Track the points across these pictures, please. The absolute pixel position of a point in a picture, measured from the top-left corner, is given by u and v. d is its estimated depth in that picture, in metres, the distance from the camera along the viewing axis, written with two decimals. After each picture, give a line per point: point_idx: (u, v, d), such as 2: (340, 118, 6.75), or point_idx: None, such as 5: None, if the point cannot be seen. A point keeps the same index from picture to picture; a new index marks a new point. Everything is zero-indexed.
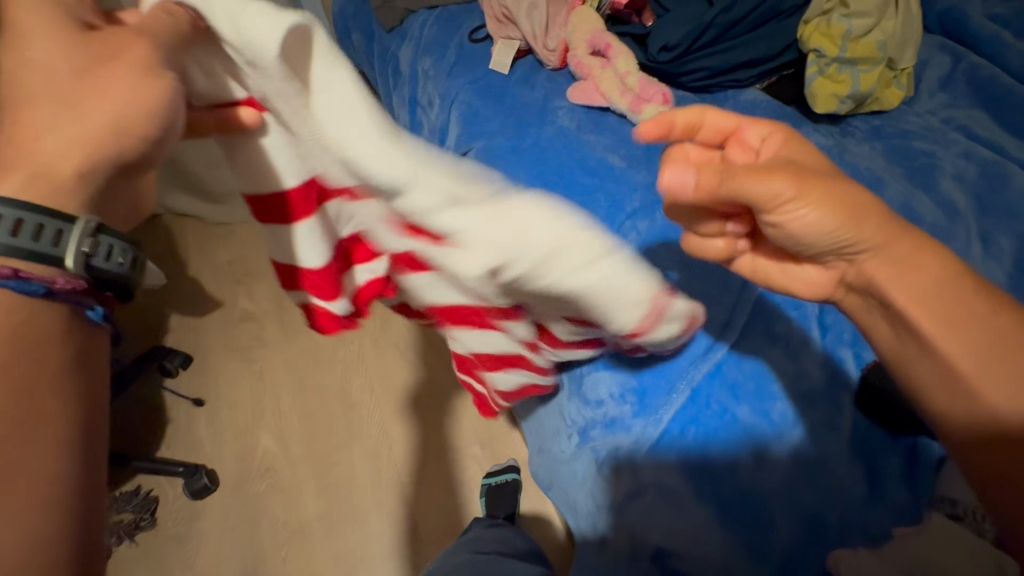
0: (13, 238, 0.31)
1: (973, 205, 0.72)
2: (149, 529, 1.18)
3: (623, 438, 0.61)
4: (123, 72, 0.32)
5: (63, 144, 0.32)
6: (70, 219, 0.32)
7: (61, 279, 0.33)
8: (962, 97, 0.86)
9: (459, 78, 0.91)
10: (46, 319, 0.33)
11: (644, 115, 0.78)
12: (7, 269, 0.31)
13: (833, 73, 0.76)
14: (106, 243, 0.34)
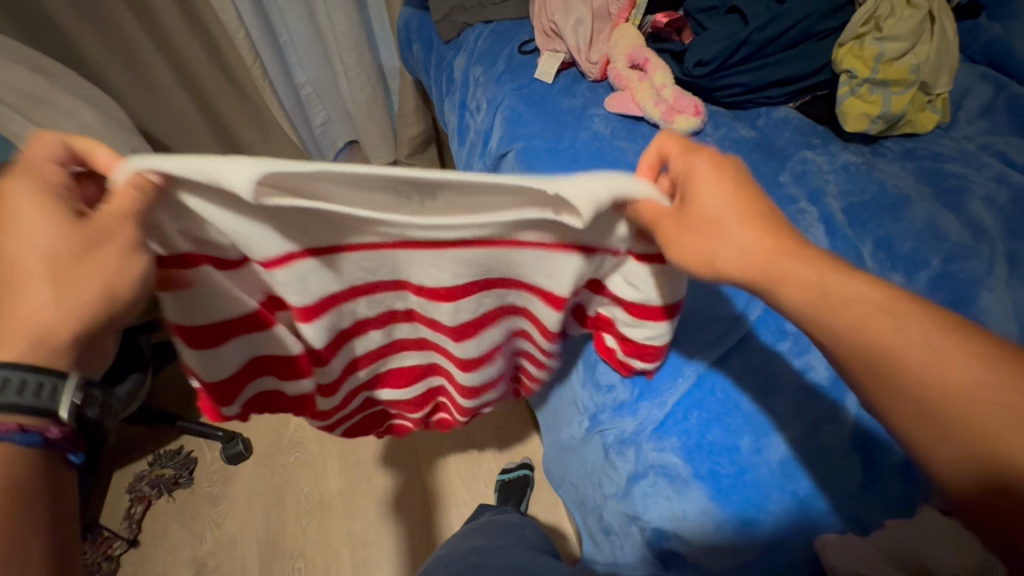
0: (17, 396, 0.34)
1: (1002, 227, 0.72)
2: (185, 486, 1.28)
3: (629, 421, 0.64)
4: (103, 257, 0.38)
5: (38, 314, 0.37)
6: (64, 374, 0.36)
7: (54, 427, 0.36)
8: (1001, 126, 0.87)
9: (506, 86, 0.99)
10: (32, 468, 0.36)
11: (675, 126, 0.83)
12: (13, 425, 0.34)
13: (864, 94, 0.79)
14: (92, 395, 0.38)
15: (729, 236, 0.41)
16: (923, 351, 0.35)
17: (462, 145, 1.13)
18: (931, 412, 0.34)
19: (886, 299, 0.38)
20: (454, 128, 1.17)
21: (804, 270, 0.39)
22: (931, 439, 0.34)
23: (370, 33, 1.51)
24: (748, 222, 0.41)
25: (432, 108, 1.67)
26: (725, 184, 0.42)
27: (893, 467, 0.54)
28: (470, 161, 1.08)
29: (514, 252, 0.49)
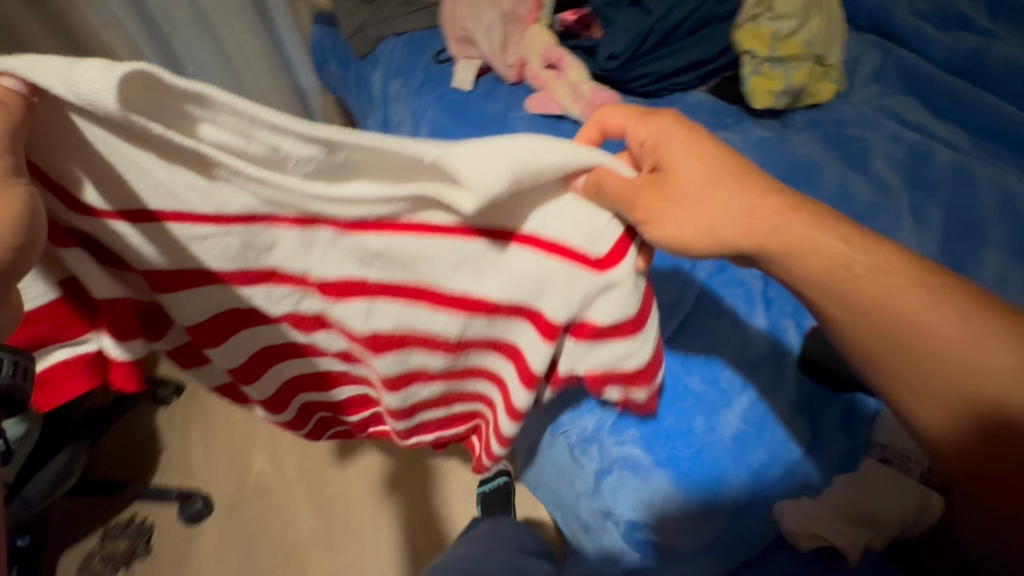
0: None
1: (905, 181, 0.77)
2: (145, 556, 1.19)
3: (589, 417, 0.63)
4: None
5: None
6: None
7: None
8: (892, 87, 0.93)
9: (426, 97, 0.97)
10: None
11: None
12: None
13: (766, 71, 0.83)
14: None
15: (733, 199, 0.43)
16: (948, 319, 0.41)
17: None
18: (928, 367, 0.41)
19: (915, 271, 0.43)
20: None
21: (830, 244, 0.44)
22: (933, 402, 0.41)
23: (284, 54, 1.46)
24: (750, 188, 0.44)
25: None
26: (698, 149, 0.44)
27: (836, 426, 0.56)
28: None
29: (432, 219, 0.41)
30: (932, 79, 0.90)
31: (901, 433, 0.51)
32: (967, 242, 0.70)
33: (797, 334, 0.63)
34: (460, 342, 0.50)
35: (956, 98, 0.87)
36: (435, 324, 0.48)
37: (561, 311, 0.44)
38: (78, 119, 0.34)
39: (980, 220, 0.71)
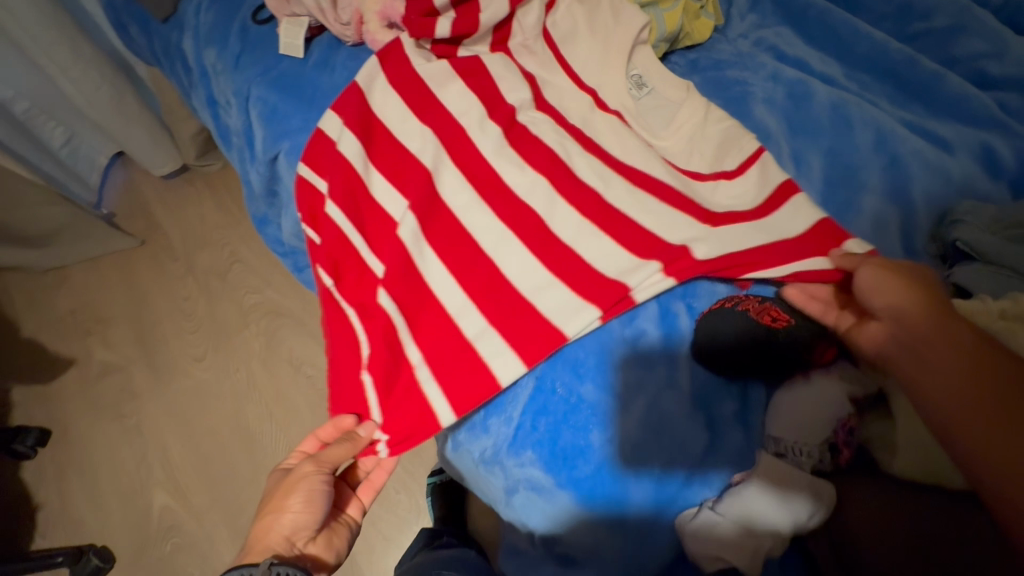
0: None
1: (785, 126, 0.74)
2: None
3: (485, 440, 0.58)
4: None
5: None
6: None
7: None
8: (769, 16, 0.88)
9: (248, 71, 0.79)
10: None
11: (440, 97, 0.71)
12: None
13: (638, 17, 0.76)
14: None
15: (883, 285, 0.49)
16: (950, 344, 0.45)
17: (230, 150, 0.93)
18: (960, 379, 0.43)
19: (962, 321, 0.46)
20: (209, 125, 0.95)
21: (928, 306, 0.47)
22: (940, 398, 0.44)
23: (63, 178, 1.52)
24: (898, 273, 0.49)
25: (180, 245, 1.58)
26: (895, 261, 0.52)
27: (729, 418, 0.54)
28: (243, 168, 0.91)
29: (567, 214, 0.63)
30: (807, 5, 0.85)
31: (796, 422, 0.49)
32: (846, 189, 0.69)
33: (688, 317, 0.58)
34: (504, 288, 0.61)
35: (830, 26, 0.83)
36: (550, 301, 0.59)
37: (598, 262, 0.60)
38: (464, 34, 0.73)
39: (856, 163, 0.70)
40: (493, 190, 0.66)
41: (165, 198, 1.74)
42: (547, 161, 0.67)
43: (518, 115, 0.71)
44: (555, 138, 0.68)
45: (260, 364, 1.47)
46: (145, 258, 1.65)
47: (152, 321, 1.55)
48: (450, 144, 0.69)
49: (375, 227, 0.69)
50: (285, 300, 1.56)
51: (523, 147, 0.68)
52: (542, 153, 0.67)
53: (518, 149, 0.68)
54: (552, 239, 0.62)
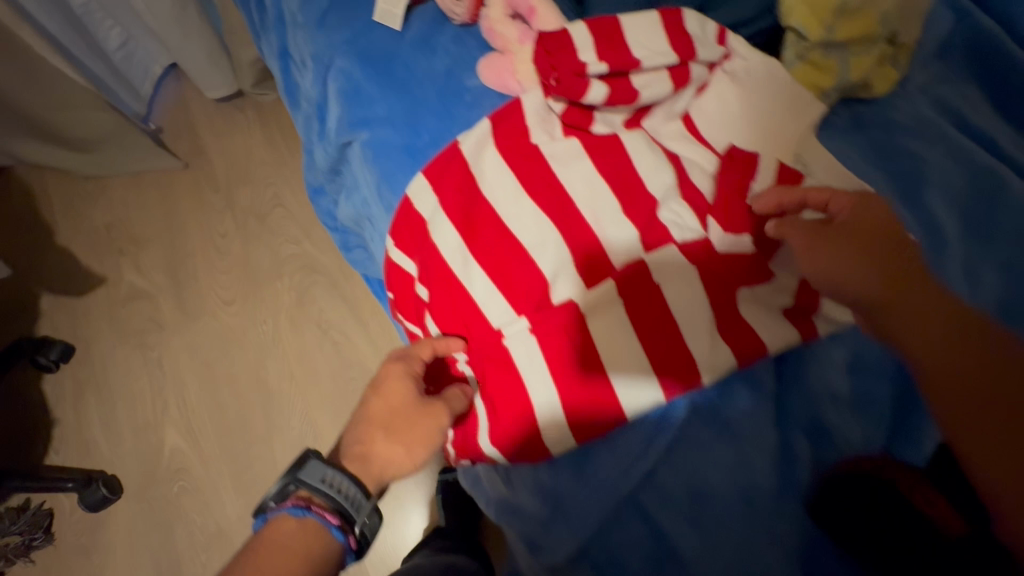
0: None
1: (961, 228, 0.60)
2: (45, 544, 1.19)
3: (541, 548, 0.50)
4: None
5: None
6: None
7: None
8: (959, 71, 0.72)
9: (332, 36, 0.67)
10: None
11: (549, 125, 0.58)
12: None
13: (816, 60, 0.59)
14: None
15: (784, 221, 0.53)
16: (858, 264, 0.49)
17: (296, 112, 0.82)
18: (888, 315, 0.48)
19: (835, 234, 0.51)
20: (276, 75, 0.83)
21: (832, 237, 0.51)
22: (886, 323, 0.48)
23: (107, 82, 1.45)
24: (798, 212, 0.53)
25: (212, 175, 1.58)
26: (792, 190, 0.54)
27: None
28: (309, 137, 0.81)
29: (696, 322, 0.51)
30: (1014, 67, 0.69)
31: None
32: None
33: (811, 467, 0.48)
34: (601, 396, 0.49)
35: None
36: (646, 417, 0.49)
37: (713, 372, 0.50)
38: (616, 67, 0.55)
39: None
40: (591, 255, 0.54)
41: (214, 121, 1.65)
42: (658, 238, 0.55)
43: (628, 153, 0.56)
44: (674, 210, 0.56)
45: (287, 320, 1.42)
46: (187, 182, 1.58)
47: (185, 251, 1.49)
48: (562, 207, 0.55)
49: (435, 280, 0.57)
50: (322, 256, 1.49)
51: (642, 219, 0.55)
52: (661, 231, 0.55)
53: (635, 219, 0.55)
54: (681, 354, 0.50)
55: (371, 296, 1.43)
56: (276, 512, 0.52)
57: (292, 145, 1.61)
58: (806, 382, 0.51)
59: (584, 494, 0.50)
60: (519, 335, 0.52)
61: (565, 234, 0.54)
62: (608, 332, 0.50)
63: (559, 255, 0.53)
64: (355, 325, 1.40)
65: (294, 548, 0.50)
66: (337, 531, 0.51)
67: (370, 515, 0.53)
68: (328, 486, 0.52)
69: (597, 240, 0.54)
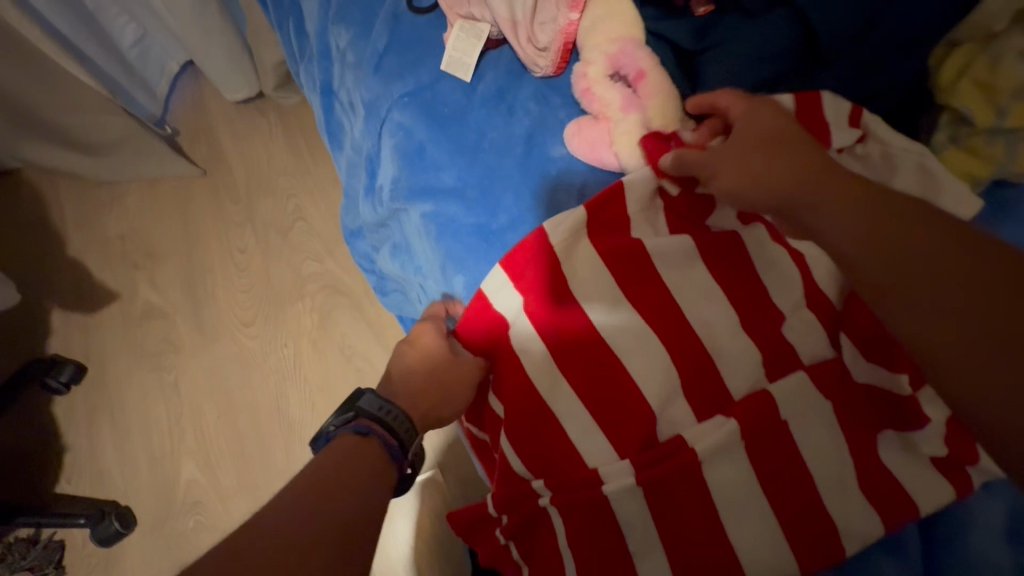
0: None
1: None
2: None
3: None
4: None
5: None
6: None
7: None
8: None
9: (391, 85, 0.58)
10: None
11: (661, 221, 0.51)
12: None
13: (977, 147, 0.49)
14: None
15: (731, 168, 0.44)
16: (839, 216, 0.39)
17: (338, 155, 0.73)
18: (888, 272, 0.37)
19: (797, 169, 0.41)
20: (316, 112, 0.74)
21: (791, 163, 0.42)
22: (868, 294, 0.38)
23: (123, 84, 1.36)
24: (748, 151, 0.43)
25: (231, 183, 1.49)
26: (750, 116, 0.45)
27: None
28: (352, 186, 0.72)
29: (831, 473, 0.43)
30: None
31: None
32: None
33: None
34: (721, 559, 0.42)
35: None
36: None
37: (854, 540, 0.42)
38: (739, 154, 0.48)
39: None
40: (705, 381, 0.46)
41: (234, 125, 1.55)
42: (785, 363, 0.46)
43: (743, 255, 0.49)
44: (799, 322, 0.47)
45: (309, 344, 1.34)
46: (204, 191, 1.49)
47: (202, 266, 1.41)
48: (668, 319, 0.47)
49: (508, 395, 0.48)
50: (346, 276, 1.40)
51: (762, 336, 0.47)
52: (784, 353, 0.46)
53: (754, 337, 0.47)
54: (814, 512, 0.42)
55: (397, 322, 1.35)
56: (337, 435, 0.45)
57: (316, 153, 1.52)
58: (962, 551, 0.43)
59: None
60: (621, 477, 0.44)
61: (676, 356, 0.46)
62: (727, 482, 0.43)
63: (669, 382, 0.46)
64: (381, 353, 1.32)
65: (361, 466, 0.43)
66: (396, 450, 0.45)
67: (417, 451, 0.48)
68: (389, 414, 0.46)
69: (714, 365, 0.46)
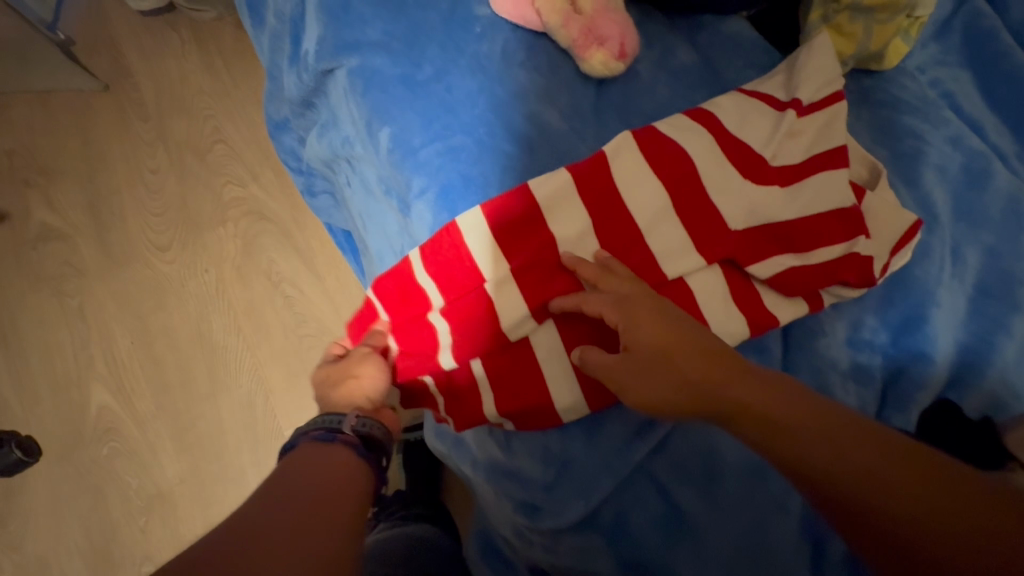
0: None
1: (950, 208, 0.62)
2: None
3: (550, 517, 0.50)
4: None
5: None
6: None
7: None
8: (952, 52, 0.73)
9: None
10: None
11: (587, 67, 0.55)
12: None
13: (843, 23, 0.58)
14: None
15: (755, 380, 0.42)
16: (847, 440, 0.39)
17: (260, 32, 0.72)
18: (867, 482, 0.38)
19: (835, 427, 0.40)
20: None
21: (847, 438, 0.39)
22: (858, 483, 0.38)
23: None
24: (840, 430, 0.39)
25: (138, 100, 1.38)
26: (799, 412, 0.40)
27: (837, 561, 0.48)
28: (275, 62, 0.70)
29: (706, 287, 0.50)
30: (1003, 55, 0.71)
31: None
32: (998, 303, 0.58)
33: None
34: None
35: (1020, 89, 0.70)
36: None
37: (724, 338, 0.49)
38: (617, 13, 0.55)
39: (1017, 275, 0.59)
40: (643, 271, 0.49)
41: (141, 38, 1.43)
42: (689, 197, 0.51)
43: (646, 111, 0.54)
44: None
45: (233, 270, 1.28)
46: (107, 107, 1.37)
47: (107, 187, 1.31)
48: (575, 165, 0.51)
49: (465, 306, 0.49)
50: (271, 201, 1.34)
51: (668, 169, 0.51)
52: (689, 188, 0.51)
53: (664, 171, 0.51)
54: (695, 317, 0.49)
55: (328, 248, 1.31)
56: (302, 441, 0.49)
57: (237, 74, 1.42)
58: (813, 351, 0.52)
59: (590, 464, 0.49)
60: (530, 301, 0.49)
61: (585, 195, 0.50)
62: None
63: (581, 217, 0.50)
64: (310, 279, 1.29)
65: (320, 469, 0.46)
66: (327, 436, 0.49)
67: (359, 419, 0.51)
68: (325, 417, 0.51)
69: (651, 252, 0.50)
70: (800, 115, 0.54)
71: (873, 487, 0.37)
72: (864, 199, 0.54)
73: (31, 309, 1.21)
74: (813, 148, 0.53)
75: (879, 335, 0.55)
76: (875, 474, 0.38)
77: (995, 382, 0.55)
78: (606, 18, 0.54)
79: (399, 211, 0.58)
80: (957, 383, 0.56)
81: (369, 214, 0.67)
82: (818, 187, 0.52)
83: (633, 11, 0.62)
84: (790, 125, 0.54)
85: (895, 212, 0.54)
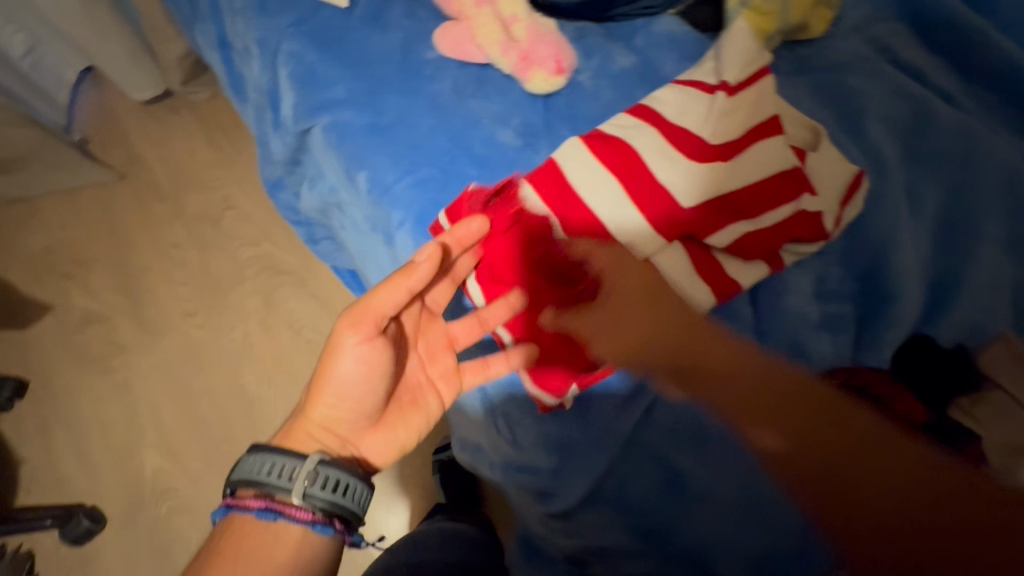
0: None
1: (900, 154, 0.64)
2: None
3: (561, 497, 0.54)
4: None
5: None
6: None
7: None
8: (885, 8, 0.76)
9: (277, 20, 0.66)
10: None
11: (531, 86, 0.60)
12: None
13: (759, 4, 0.63)
14: None
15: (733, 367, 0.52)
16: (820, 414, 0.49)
17: (245, 106, 0.80)
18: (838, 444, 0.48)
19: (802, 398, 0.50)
20: (217, 68, 0.80)
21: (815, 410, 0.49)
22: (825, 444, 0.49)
23: (21, 97, 1.36)
24: (814, 401, 0.50)
25: (152, 183, 1.50)
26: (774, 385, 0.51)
27: None
28: (262, 130, 0.78)
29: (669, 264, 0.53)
30: (933, 2, 0.74)
31: None
32: (961, 235, 0.61)
33: None
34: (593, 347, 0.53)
35: (955, 31, 0.73)
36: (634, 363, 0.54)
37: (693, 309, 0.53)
38: (550, 35, 0.61)
39: (977, 207, 0.61)
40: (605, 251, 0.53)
41: (146, 127, 1.55)
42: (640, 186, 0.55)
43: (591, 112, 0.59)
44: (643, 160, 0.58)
45: (257, 324, 1.37)
46: (125, 195, 1.49)
47: (134, 267, 1.42)
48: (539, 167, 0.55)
49: None
50: (283, 255, 1.43)
51: (617, 164, 0.55)
52: (638, 177, 0.55)
53: (613, 166, 0.55)
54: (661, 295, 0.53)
55: (341, 289, 1.39)
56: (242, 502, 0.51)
57: (236, 143, 1.53)
58: (781, 309, 0.56)
59: (589, 441, 0.54)
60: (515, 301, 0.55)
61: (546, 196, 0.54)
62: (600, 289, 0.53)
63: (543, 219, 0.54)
64: (329, 320, 1.36)
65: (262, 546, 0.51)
66: (265, 513, 0.50)
67: (302, 496, 0.51)
68: (262, 473, 0.51)
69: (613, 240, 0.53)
70: (730, 94, 0.57)
71: (842, 447, 0.48)
72: (806, 159, 0.58)
73: (82, 389, 1.31)
74: (750, 121, 0.57)
75: (845, 284, 0.58)
76: (836, 435, 0.49)
77: (968, 312, 0.57)
78: (541, 41, 0.60)
79: (386, 244, 0.64)
80: (931, 318, 0.58)
81: (364, 251, 0.73)
82: (760, 156, 0.56)
83: (569, 29, 0.68)
84: (723, 105, 0.58)
85: (838, 168, 0.58)
